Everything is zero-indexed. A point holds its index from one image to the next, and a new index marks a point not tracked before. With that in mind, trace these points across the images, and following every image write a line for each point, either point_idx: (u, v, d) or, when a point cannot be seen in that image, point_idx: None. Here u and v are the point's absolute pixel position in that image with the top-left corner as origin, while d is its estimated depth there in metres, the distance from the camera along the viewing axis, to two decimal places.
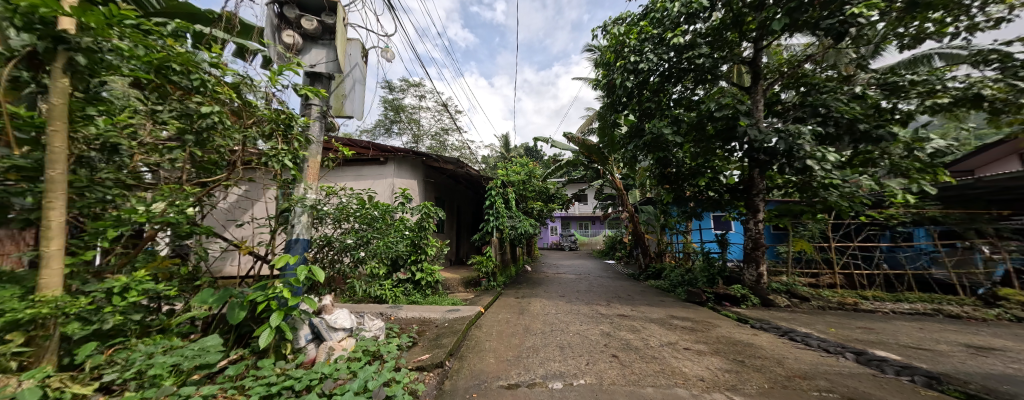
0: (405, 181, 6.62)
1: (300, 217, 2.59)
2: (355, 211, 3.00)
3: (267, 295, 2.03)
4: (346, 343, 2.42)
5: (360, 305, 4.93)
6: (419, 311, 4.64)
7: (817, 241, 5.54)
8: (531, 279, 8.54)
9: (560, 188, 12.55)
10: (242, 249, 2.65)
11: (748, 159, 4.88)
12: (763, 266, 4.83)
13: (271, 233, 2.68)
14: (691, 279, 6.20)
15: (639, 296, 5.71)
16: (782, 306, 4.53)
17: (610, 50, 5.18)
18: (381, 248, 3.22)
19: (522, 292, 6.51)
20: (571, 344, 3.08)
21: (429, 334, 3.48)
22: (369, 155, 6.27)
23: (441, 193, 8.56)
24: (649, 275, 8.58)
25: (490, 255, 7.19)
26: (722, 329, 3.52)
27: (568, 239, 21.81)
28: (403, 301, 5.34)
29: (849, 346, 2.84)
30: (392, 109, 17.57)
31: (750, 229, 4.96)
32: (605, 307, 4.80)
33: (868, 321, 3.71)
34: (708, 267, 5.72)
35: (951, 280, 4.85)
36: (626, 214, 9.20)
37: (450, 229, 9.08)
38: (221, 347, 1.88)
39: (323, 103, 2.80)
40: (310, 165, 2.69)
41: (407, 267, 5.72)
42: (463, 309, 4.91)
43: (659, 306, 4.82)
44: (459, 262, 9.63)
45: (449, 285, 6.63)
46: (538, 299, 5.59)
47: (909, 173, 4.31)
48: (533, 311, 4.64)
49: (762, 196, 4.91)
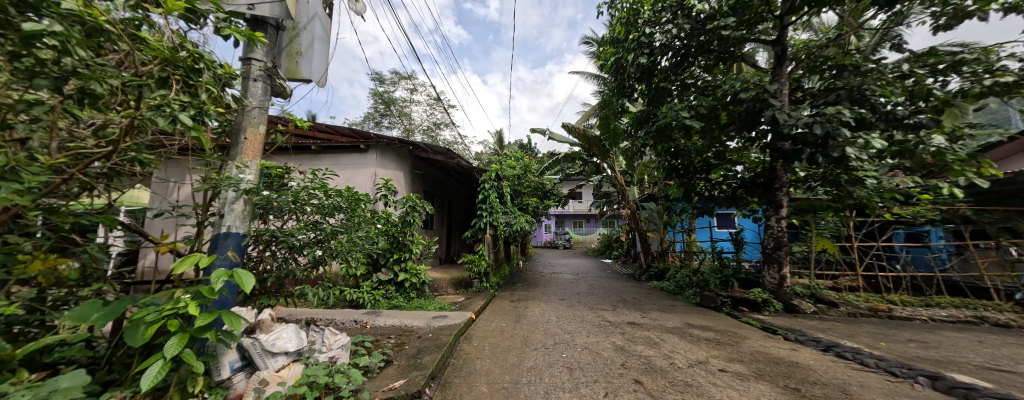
0: (389, 171, 5.99)
1: (232, 204, 1.96)
2: (312, 199, 2.36)
3: (162, 312, 1.41)
4: (287, 373, 1.80)
5: (333, 310, 4.31)
6: (401, 318, 4.04)
7: (837, 240, 5.10)
8: (526, 280, 8.00)
9: (556, 184, 12.08)
10: (158, 247, 1.98)
11: (771, 149, 4.40)
12: (786, 268, 4.34)
13: (196, 227, 2.00)
14: (700, 281, 5.73)
15: (645, 300, 5.21)
16: (809, 312, 4.06)
17: (620, 23, 4.66)
18: (348, 244, 2.61)
19: (517, 294, 5.98)
20: (581, 365, 2.51)
21: (407, 350, 2.88)
22: (348, 142, 5.57)
23: (429, 186, 7.90)
24: (649, 276, 8.12)
25: (483, 254, 6.62)
26: (755, 343, 3.00)
27: (561, 237, 21.47)
28: (383, 305, 4.73)
29: (919, 368, 2.34)
30: (382, 102, 16.78)
31: (771, 226, 4.48)
32: (612, 313, 4.26)
33: (915, 332, 3.25)
34: (720, 268, 5.23)
35: (984, 283, 4.46)
36: (627, 211, 8.74)
37: (440, 225, 8.48)
38: (79, 393, 1.27)
39: (267, 58, 2.17)
40: (247, 137, 2.05)
41: (389, 267, 5.14)
42: (451, 315, 4.33)
43: (671, 312, 4.32)
44: (449, 260, 9.04)
45: (437, 287, 6.05)
46: (535, 303, 5.05)
47: (952, 166, 3.86)
48: (531, 318, 4.08)
49: (785, 190, 4.42)
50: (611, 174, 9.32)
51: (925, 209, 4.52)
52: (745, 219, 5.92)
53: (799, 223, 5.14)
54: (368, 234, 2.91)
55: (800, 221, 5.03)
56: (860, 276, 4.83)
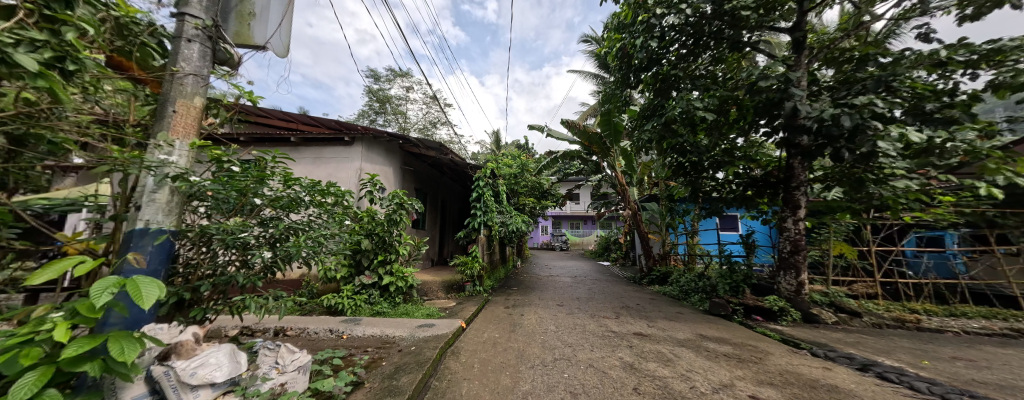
0: (376, 166, 5.59)
1: (152, 194, 1.56)
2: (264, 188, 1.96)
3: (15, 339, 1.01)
4: None
5: (309, 317, 3.90)
6: (382, 326, 3.63)
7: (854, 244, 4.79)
8: (522, 283, 7.62)
9: (553, 184, 11.73)
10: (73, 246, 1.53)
11: (786, 144, 4.10)
12: (805, 274, 4.00)
13: (109, 223, 1.59)
14: (707, 287, 5.39)
15: (650, 307, 4.85)
16: (829, 323, 3.73)
17: (627, 7, 4.36)
18: (314, 243, 2.22)
19: (512, 299, 5.60)
20: (586, 388, 2.14)
21: (382, 368, 2.48)
22: (330, 134, 5.13)
23: (420, 184, 7.48)
24: (650, 280, 7.77)
25: (477, 256, 6.23)
26: (781, 361, 2.65)
27: (558, 239, 21.15)
28: (365, 312, 4.32)
29: (980, 395, 2.00)
30: (376, 100, 16.32)
31: (786, 228, 4.15)
32: (617, 322, 3.89)
33: (954, 347, 2.91)
34: (729, 273, 4.90)
35: (1012, 291, 4.16)
36: (627, 212, 8.40)
37: (431, 225, 8.07)
38: None
39: (207, 16, 1.77)
40: (178, 110, 1.65)
41: (374, 269, 4.73)
42: (439, 323, 3.94)
43: (680, 321, 3.96)
44: (441, 261, 8.62)
45: (426, 290, 5.66)
46: (532, 309, 4.67)
47: (986, 164, 3.54)
48: (528, 327, 3.70)
49: (803, 189, 4.08)
50: (611, 174, 8.98)
51: (950, 212, 4.22)
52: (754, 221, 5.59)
53: (814, 225, 4.81)
54: (339, 233, 2.51)
55: (815, 223, 4.70)
56: (879, 283, 4.51)
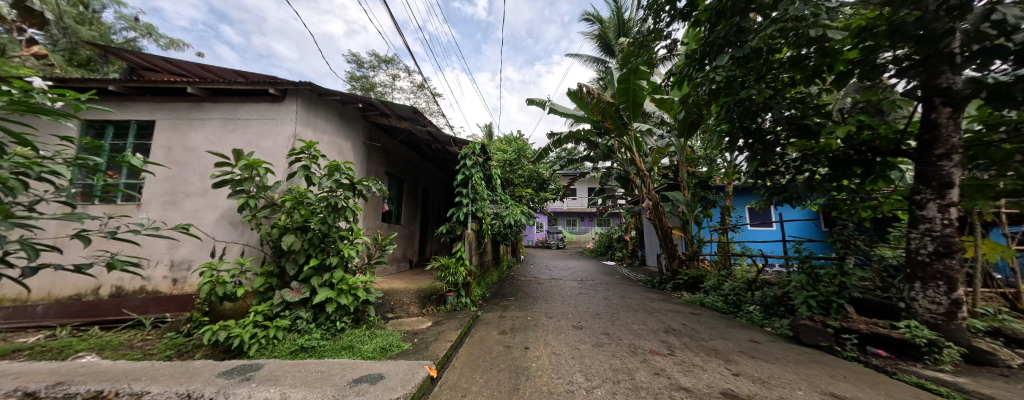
0: (318, 134, 4.03)
1: None
2: None
3: None
4: None
5: (180, 365, 2.36)
6: (289, 383, 2.10)
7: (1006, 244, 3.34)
8: (519, 290, 6.15)
9: (553, 173, 10.28)
10: None
11: (926, 90, 2.70)
12: (961, 289, 2.59)
13: None
14: (770, 299, 4.03)
15: (705, 331, 3.41)
16: (1018, 368, 2.34)
17: None
18: None
19: (508, 317, 4.12)
20: None
21: None
22: (247, 82, 3.54)
23: (392, 167, 5.94)
24: (676, 286, 6.41)
25: (461, 257, 4.72)
26: None
27: (555, 236, 19.79)
28: (283, 347, 2.78)
29: None
30: (358, 88, 14.67)
31: (922, 219, 2.76)
32: (677, 366, 2.46)
33: None
34: (815, 281, 3.50)
35: None
36: (648, 203, 6.96)
37: (407, 218, 6.57)
38: None
39: None
40: None
41: (304, 279, 3.18)
42: (394, 368, 2.42)
43: (773, 362, 2.56)
44: (420, 263, 7.14)
45: (392, 305, 4.16)
46: (539, 338, 3.19)
47: None
48: (538, 385, 2.18)
49: (955, 159, 2.66)
50: (625, 158, 7.55)
51: None
52: (818, 211, 4.32)
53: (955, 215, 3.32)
54: (54, 217, 0.95)
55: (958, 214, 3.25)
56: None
